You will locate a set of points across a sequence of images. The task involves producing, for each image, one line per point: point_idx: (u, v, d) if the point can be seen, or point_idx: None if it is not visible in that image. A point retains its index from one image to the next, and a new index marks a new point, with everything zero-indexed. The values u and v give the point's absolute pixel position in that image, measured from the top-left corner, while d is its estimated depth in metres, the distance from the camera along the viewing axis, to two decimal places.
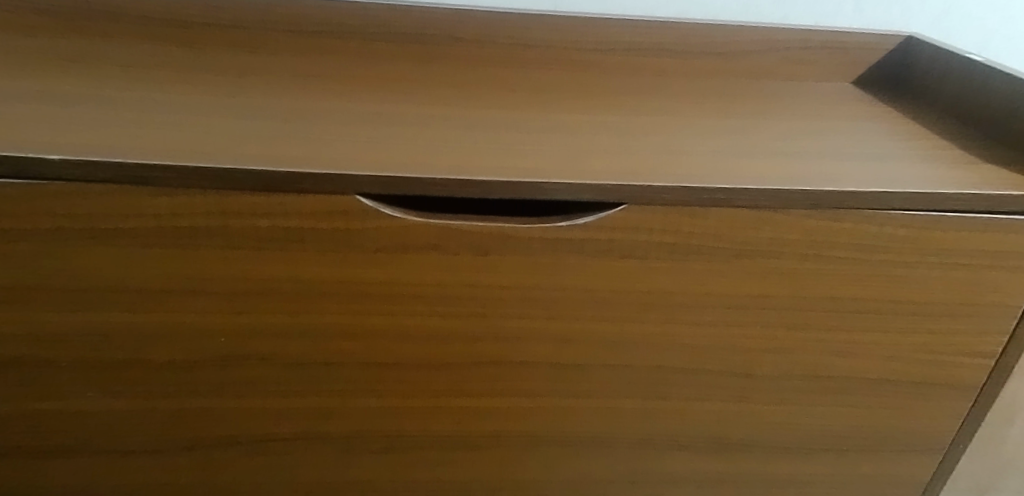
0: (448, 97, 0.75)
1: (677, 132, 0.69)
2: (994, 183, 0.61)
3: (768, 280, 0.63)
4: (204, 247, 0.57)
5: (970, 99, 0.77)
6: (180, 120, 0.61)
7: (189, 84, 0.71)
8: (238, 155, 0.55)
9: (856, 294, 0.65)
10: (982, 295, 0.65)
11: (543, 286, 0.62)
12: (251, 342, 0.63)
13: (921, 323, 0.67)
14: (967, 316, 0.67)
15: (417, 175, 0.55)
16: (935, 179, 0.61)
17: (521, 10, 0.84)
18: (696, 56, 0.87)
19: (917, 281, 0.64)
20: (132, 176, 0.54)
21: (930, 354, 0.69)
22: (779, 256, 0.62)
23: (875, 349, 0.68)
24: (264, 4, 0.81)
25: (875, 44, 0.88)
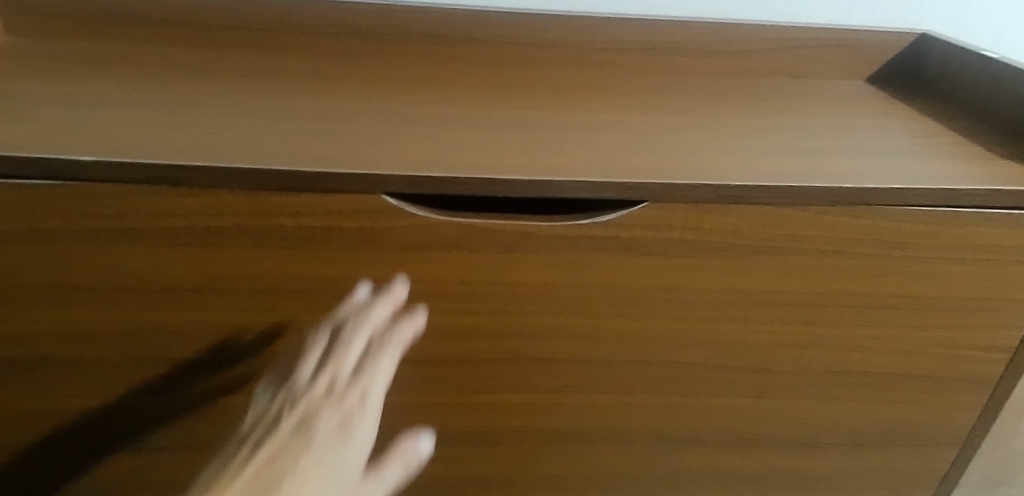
0: (464, 97, 0.75)
1: (697, 131, 0.69)
2: (1016, 179, 0.61)
3: (793, 276, 0.64)
4: (228, 247, 0.59)
5: (985, 93, 0.78)
6: (204, 121, 0.62)
7: (210, 86, 0.73)
8: (261, 155, 0.56)
9: (881, 290, 0.65)
10: (1008, 289, 0.66)
11: (563, 283, 0.63)
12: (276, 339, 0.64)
13: (945, 317, 0.67)
14: (993, 309, 0.67)
15: (445, 174, 0.56)
16: (961, 175, 0.61)
17: (537, 12, 0.85)
18: (710, 53, 0.88)
19: (944, 275, 0.65)
20: (161, 177, 0.54)
21: (954, 349, 0.69)
22: (796, 252, 0.63)
23: (898, 344, 0.69)
24: (282, 6, 0.82)
25: (890, 41, 0.89)
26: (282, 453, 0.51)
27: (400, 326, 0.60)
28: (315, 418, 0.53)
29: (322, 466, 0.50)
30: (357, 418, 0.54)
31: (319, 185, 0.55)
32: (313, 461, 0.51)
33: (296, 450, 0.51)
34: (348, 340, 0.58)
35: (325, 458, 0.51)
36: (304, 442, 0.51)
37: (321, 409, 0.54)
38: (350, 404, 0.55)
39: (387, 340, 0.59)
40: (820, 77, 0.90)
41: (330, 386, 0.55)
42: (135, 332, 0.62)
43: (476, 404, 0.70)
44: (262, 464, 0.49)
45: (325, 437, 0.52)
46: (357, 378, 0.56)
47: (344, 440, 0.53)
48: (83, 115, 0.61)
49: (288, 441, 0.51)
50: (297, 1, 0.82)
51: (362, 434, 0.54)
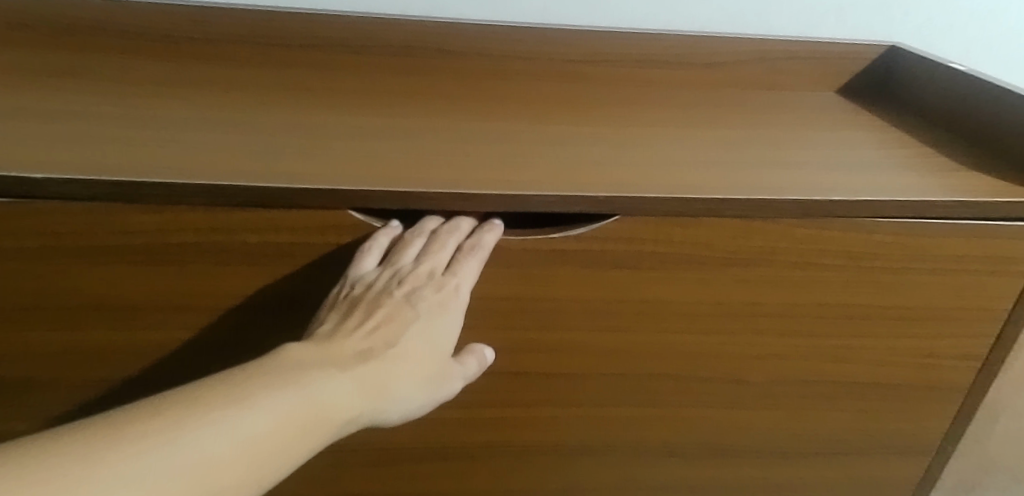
0: (439, 110, 0.75)
1: (670, 143, 0.70)
2: (984, 190, 0.62)
3: (765, 286, 0.64)
4: (193, 262, 0.58)
5: (954, 105, 0.79)
6: (169, 135, 0.61)
7: (178, 98, 0.71)
8: (226, 170, 0.55)
9: (852, 300, 0.66)
10: (979, 298, 0.66)
11: (535, 296, 0.62)
12: (247, 354, 0.63)
13: (916, 327, 0.68)
14: (963, 318, 0.67)
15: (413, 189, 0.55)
16: (930, 186, 0.62)
17: (510, 24, 0.85)
18: (684, 66, 0.89)
19: (914, 285, 0.65)
20: (119, 194, 0.53)
21: (925, 358, 0.70)
22: (768, 264, 0.63)
23: (870, 353, 0.69)
24: (253, 18, 0.81)
25: (859, 53, 0.90)
26: (386, 329, 0.56)
27: (485, 240, 0.58)
28: (417, 299, 0.57)
29: (424, 341, 0.58)
30: (451, 305, 0.58)
31: (287, 200, 0.54)
32: (412, 335, 0.57)
33: (399, 324, 0.56)
34: (445, 241, 0.57)
35: (425, 335, 0.58)
36: (406, 317, 0.57)
37: (421, 293, 0.58)
38: (447, 293, 0.58)
39: (480, 245, 0.57)
40: (792, 89, 0.91)
41: (432, 271, 0.58)
42: (98, 348, 0.61)
43: (450, 421, 0.69)
44: (367, 336, 0.55)
45: (426, 313, 0.57)
46: (453, 271, 0.58)
47: (439, 316, 0.58)
48: (44, 131, 0.60)
49: (392, 313, 0.56)
50: (267, 13, 0.81)
51: (454, 316, 0.59)
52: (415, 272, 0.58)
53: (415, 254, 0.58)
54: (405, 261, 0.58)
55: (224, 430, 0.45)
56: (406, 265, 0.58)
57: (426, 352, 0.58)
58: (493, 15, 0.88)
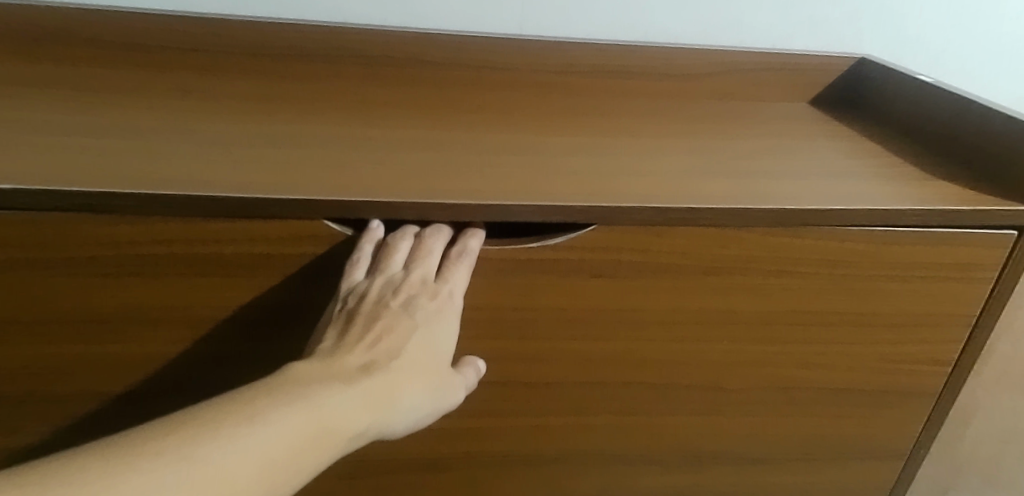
0: (417, 120, 0.75)
1: (647, 153, 0.70)
2: (951, 199, 0.64)
3: (740, 294, 0.65)
4: (165, 273, 0.57)
5: (922, 115, 0.81)
6: (141, 145, 0.60)
7: (151, 107, 0.71)
8: (199, 181, 0.55)
9: (825, 308, 0.67)
10: (947, 304, 0.68)
11: (513, 306, 0.63)
12: (223, 367, 0.62)
13: (887, 333, 0.69)
14: (932, 323, 0.69)
15: (389, 199, 0.55)
16: (899, 196, 0.63)
17: (489, 35, 0.85)
18: (660, 77, 0.90)
19: (884, 292, 0.66)
20: (90, 204, 0.52)
21: (897, 363, 0.71)
22: (742, 272, 0.64)
23: (844, 359, 0.70)
24: (229, 28, 0.80)
25: (830, 65, 0.91)
26: (386, 341, 0.56)
27: (472, 246, 0.58)
28: (414, 308, 0.57)
29: (424, 350, 0.57)
30: (446, 310, 0.58)
31: (265, 210, 0.54)
32: (413, 343, 0.56)
33: (399, 334, 0.56)
34: (432, 247, 0.57)
35: (425, 343, 0.57)
36: (405, 326, 0.56)
37: (417, 301, 0.57)
38: (441, 299, 0.58)
39: (468, 250, 0.58)
40: (765, 99, 0.92)
41: (424, 278, 0.57)
42: (69, 361, 0.60)
43: (429, 433, 0.69)
44: (369, 349, 0.55)
45: (424, 320, 0.57)
46: (444, 276, 0.58)
47: (437, 322, 0.57)
48: (14, 141, 0.59)
49: (391, 324, 0.56)
50: (243, 23, 0.81)
51: (450, 320, 0.58)
52: (408, 281, 0.57)
53: (405, 262, 0.57)
54: (395, 269, 0.57)
55: (238, 446, 0.45)
56: (396, 273, 0.57)
57: (429, 359, 0.58)
58: (473, 26, 0.88)
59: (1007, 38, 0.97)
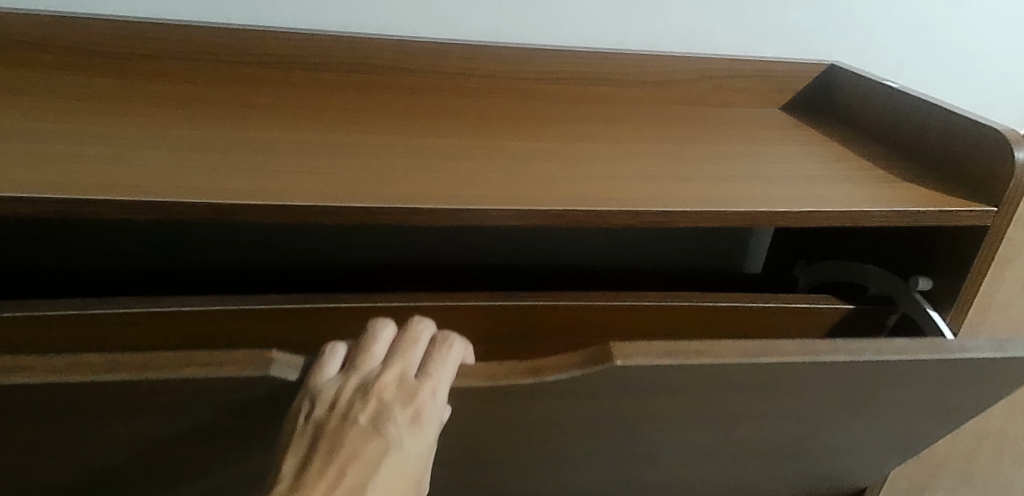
0: (399, 123, 0.74)
1: (625, 157, 0.71)
2: (913, 201, 0.67)
3: (764, 399, 0.57)
4: (101, 410, 0.48)
5: (886, 120, 0.84)
6: (118, 153, 0.60)
7: (124, 113, 0.69)
8: (180, 189, 0.55)
9: (855, 405, 0.59)
10: (985, 401, 0.61)
11: (507, 413, 0.54)
12: (182, 452, 0.56)
13: (912, 415, 0.63)
14: (960, 412, 0.63)
15: (367, 205, 0.56)
16: (863, 198, 0.66)
17: (466, 42, 0.86)
18: (635, 83, 0.91)
19: (923, 396, 0.59)
20: (69, 212, 0.52)
21: (910, 431, 0.66)
22: (773, 389, 0.54)
23: (853, 431, 0.66)
24: (205, 33, 0.80)
25: (798, 72, 0.94)
26: (353, 464, 0.46)
27: (458, 340, 0.51)
28: (386, 419, 0.47)
29: (398, 475, 0.48)
30: (427, 416, 0.48)
31: (257, 218, 0.55)
32: (385, 467, 0.47)
33: (369, 457, 0.47)
34: (413, 340, 0.50)
35: (399, 464, 0.48)
36: (376, 444, 0.47)
37: (389, 407, 0.47)
38: (421, 402, 0.48)
39: (453, 338, 0.51)
40: (737, 105, 0.94)
41: (401, 377, 0.49)
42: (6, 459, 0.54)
43: None
44: (334, 483, 0.46)
45: (399, 434, 0.48)
46: (426, 372, 0.49)
47: (414, 435, 0.48)
48: None
49: (359, 444, 0.47)
50: (220, 29, 0.80)
51: (430, 430, 0.49)
52: (382, 380, 0.48)
53: (383, 358, 0.50)
54: (371, 366, 0.49)
55: None
56: (371, 370, 0.49)
57: (402, 485, 0.49)
58: (449, 33, 0.88)
59: (959, 45, 1.02)
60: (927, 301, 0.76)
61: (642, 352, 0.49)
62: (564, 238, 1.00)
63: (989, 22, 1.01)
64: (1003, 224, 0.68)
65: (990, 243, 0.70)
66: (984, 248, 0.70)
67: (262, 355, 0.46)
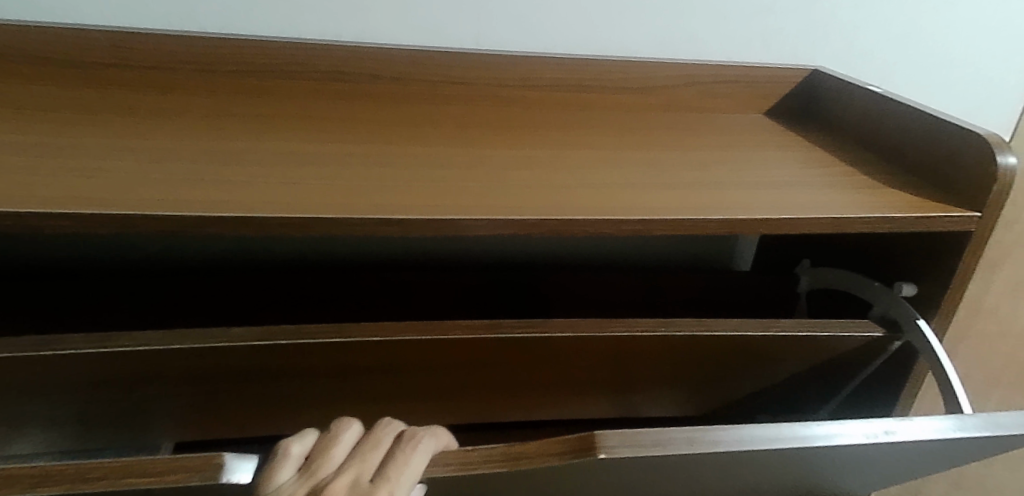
0: (378, 132, 0.73)
1: (606, 165, 0.71)
2: (892, 207, 0.66)
3: (758, 465, 0.54)
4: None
5: (868, 127, 0.83)
6: (85, 165, 0.58)
7: (94, 124, 0.67)
8: (149, 202, 0.54)
9: (850, 460, 0.57)
10: (981, 453, 0.59)
11: (491, 489, 0.51)
12: None
13: (906, 466, 0.61)
14: (954, 461, 0.61)
15: (340, 218, 0.55)
16: (843, 204, 0.66)
17: (445, 49, 0.85)
18: (616, 89, 0.91)
19: (920, 454, 0.57)
20: (34, 227, 0.51)
21: (901, 473, 0.65)
22: (769, 459, 0.52)
23: (847, 477, 0.64)
24: (180, 41, 0.79)
25: (781, 77, 0.94)
26: None
27: (427, 438, 0.47)
28: None
29: None
30: None
31: (230, 230, 0.54)
32: None
33: None
34: (377, 442, 0.46)
35: None
36: None
37: None
38: None
39: (421, 436, 0.47)
40: (721, 111, 0.94)
41: (357, 483, 0.44)
42: None
43: None
44: None
45: None
46: (387, 474, 0.45)
47: None
48: None
49: None
50: (195, 37, 0.79)
51: None
52: (335, 487, 0.43)
53: (344, 460, 0.45)
54: (327, 468, 0.44)
55: None
56: (326, 476, 0.44)
57: None
58: (427, 41, 0.88)
59: (942, 48, 1.02)
60: (912, 306, 0.76)
61: (628, 442, 0.46)
62: (548, 244, 1.00)
63: (971, 25, 1.01)
64: (987, 228, 0.68)
65: (973, 250, 0.70)
66: (968, 251, 0.70)
67: (211, 462, 0.41)
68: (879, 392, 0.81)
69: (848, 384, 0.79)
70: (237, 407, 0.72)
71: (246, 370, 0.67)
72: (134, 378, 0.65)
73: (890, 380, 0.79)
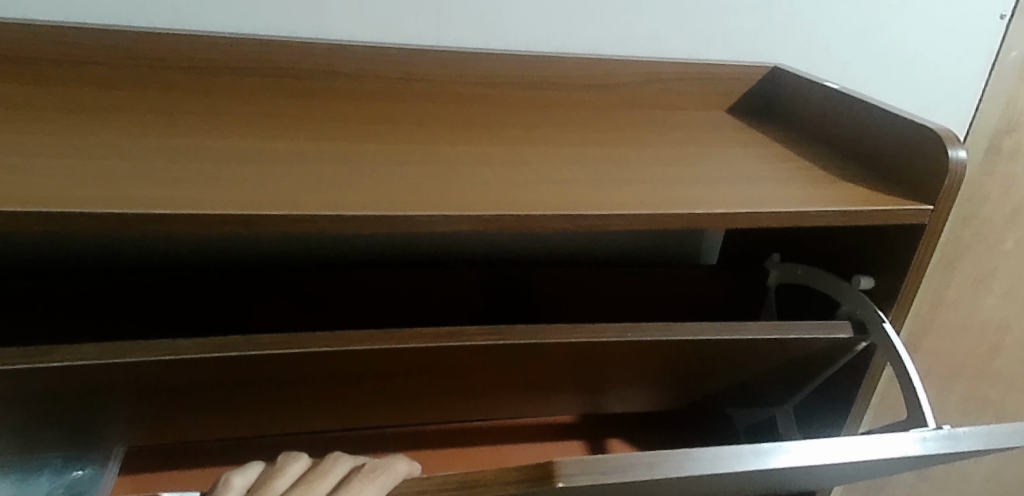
0: (339, 130, 0.72)
1: (569, 161, 0.71)
2: (846, 200, 0.68)
3: (720, 483, 0.54)
4: None
5: (825, 122, 0.85)
6: (34, 163, 0.57)
7: (43, 121, 0.66)
8: (97, 200, 0.52)
9: (809, 472, 0.58)
10: (931, 463, 0.61)
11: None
12: None
13: (862, 469, 0.62)
14: (905, 469, 0.63)
15: (294, 216, 0.54)
16: (797, 198, 0.67)
17: (404, 45, 0.84)
18: (579, 86, 0.91)
19: (875, 463, 0.58)
20: None
21: (858, 478, 0.66)
22: (729, 477, 0.52)
23: (805, 482, 0.65)
24: (134, 35, 0.77)
25: (741, 74, 0.95)
26: None
27: (384, 470, 0.52)
28: None
29: None
30: None
31: (182, 228, 0.53)
32: None
33: None
34: (327, 470, 0.52)
35: None
36: None
37: None
38: None
39: (379, 470, 0.52)
40: (682, 108, 0.95)
41: None
42: None
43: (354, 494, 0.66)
44: None
45: None
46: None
47: None
48: None
49: None
50: (149, 32, 0.77)
51: None
52: None
53: (286, 489, 0.51)
54: (270, 494, 0.50)
55: None
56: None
57: None
58: (386, 37, 0.87)
59: (895, 45, 1.04)
60: (870, 298, 0.78)
61: (588, 469, 0.46)
62: (513, 241, 1.00)
63: (923, 23, 1.03)
64: (940, 221, 0.69)
65: (927, 241, 0.71)
66: (923, 244, 0.71)
67: None
68: (839, 384, 0.82)
69: (811, 371, 0.81)
70: (200, 402, 0.71)
71: (204, 373, 0.66)
72: (87, 382, 0.64)
73: (850, 372, 0.81)
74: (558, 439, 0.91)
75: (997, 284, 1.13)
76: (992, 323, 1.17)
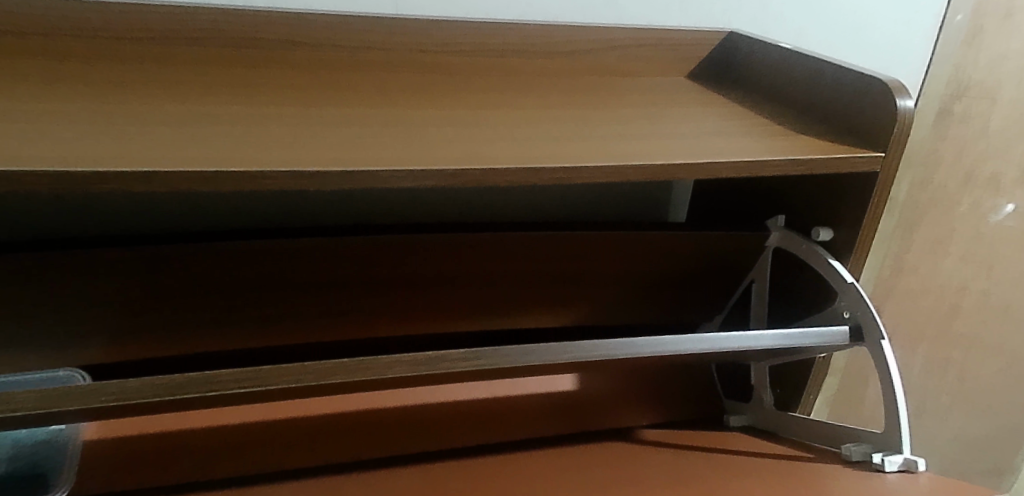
0: (311, 98, 0.74)
1: (537, 123, 0.74)
2: (802, 150, 0.72)
3: None
4: None
5: (778, 80, 0.89)
6: (12, 130, 0.58)
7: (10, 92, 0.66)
8: (79, 162, 0.54)
9: None
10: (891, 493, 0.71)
11: None
12: None
13: None
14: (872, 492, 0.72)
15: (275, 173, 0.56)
16: (755, 148, 0.71)
17: (366, 15, 0.87)
18: (539, 51, 0.93)
19: None
20: None
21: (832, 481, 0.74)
22: None
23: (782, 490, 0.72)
24: (92, 5, 0.77)
25: (697, 39, 0.99)
26: None
27: None
28: None
29: None
30: None
31: (161, 187, 0.55)
32: None
33: None
34: None
35: None
36: None
37: None
38: None
39: None
40: (642, 74, 0.98)
41: None
42: None
43: None
44: None
45: None
46: None
47: None
48: None
49: None
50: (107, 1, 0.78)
51: None
52: None
53: None
54: None
55: None
56: None
57: None
58: (345, 6, 0.89)
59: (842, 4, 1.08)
60: (829, 249, 0.84)
61: None
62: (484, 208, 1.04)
63: None
64: (892, 169, 0.74)
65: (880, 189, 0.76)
66: (876, 193, 0.76)
67: None
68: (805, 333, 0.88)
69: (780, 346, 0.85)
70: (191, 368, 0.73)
71: None
72: None
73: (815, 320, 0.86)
74: (551, 417, 0.99)
75: (954, 247, 1.24)
76: (952, 285, 1.26)
